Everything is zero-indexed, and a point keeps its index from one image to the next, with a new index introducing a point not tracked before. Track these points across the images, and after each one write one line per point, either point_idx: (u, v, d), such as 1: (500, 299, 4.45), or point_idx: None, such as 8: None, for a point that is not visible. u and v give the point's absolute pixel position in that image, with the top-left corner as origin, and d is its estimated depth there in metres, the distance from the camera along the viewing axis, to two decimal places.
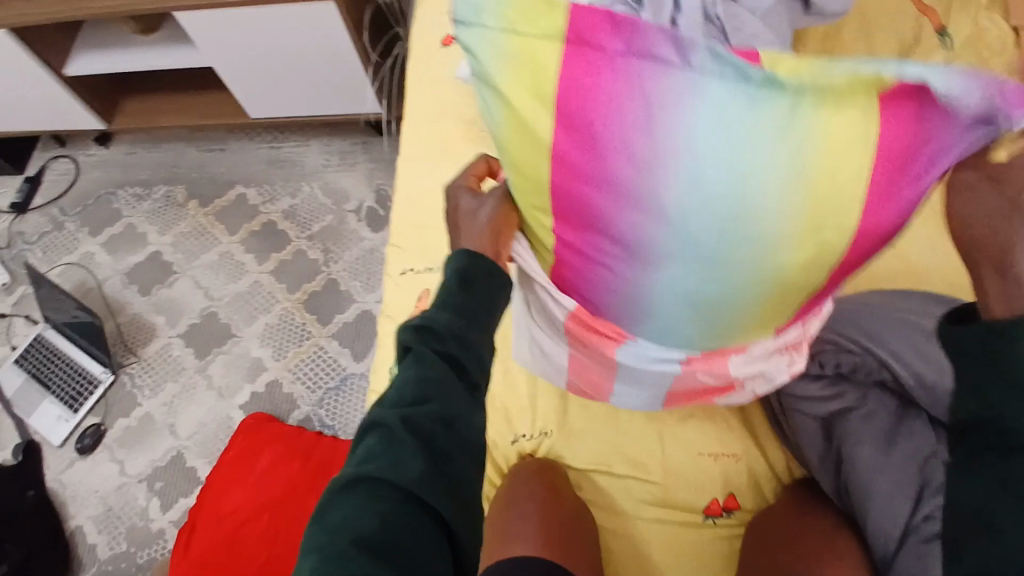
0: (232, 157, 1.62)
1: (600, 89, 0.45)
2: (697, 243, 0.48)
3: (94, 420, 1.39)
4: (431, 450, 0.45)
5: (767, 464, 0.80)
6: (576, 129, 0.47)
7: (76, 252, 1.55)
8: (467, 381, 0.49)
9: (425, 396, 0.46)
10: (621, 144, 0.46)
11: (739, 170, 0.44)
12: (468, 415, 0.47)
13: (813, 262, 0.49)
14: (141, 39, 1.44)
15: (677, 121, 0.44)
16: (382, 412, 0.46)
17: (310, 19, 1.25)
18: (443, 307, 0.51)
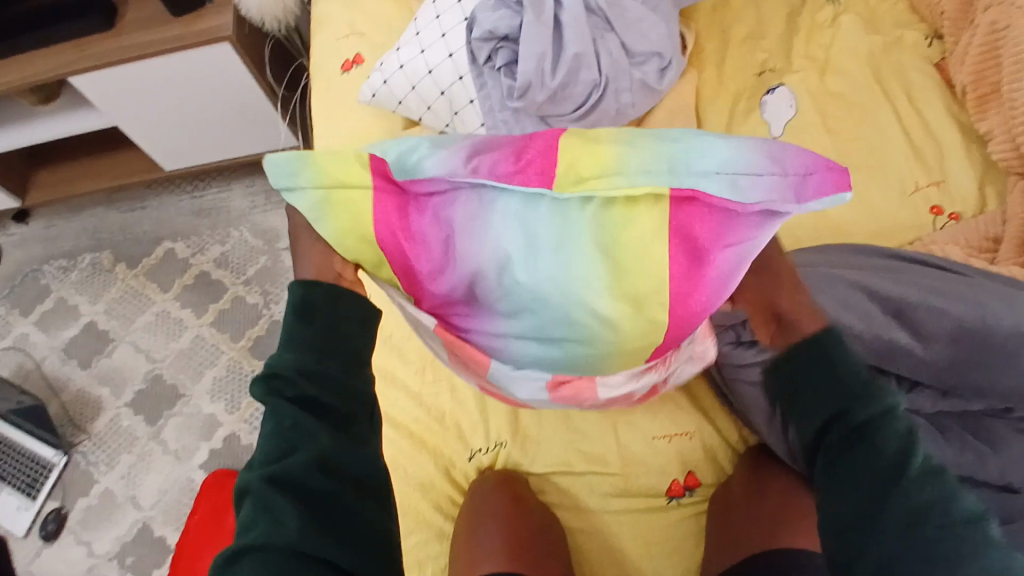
0: (156, 214, 1.57)
1: (416, 226, 0.55)
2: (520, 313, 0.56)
3: (54, 505, 1.34)
4: (310, 501, 0.45)
5: (719, 437, 0.81)
6: (403, 263, 0.56)
7: (8, 336, 1.49)
8: (332, 418, 0.48)
9: (288, 448, 0.46)
10: (444, 268, 0.56)
11: (542, 249, 0.53)
12: (346, 452, 0.47)
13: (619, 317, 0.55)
14: (41, 109, 1.39)
15: (489, 241, 0.54)
16: (248, 479, 0.46)
17: (209, 63, 1.23)
18: (287, 348, 0.49)
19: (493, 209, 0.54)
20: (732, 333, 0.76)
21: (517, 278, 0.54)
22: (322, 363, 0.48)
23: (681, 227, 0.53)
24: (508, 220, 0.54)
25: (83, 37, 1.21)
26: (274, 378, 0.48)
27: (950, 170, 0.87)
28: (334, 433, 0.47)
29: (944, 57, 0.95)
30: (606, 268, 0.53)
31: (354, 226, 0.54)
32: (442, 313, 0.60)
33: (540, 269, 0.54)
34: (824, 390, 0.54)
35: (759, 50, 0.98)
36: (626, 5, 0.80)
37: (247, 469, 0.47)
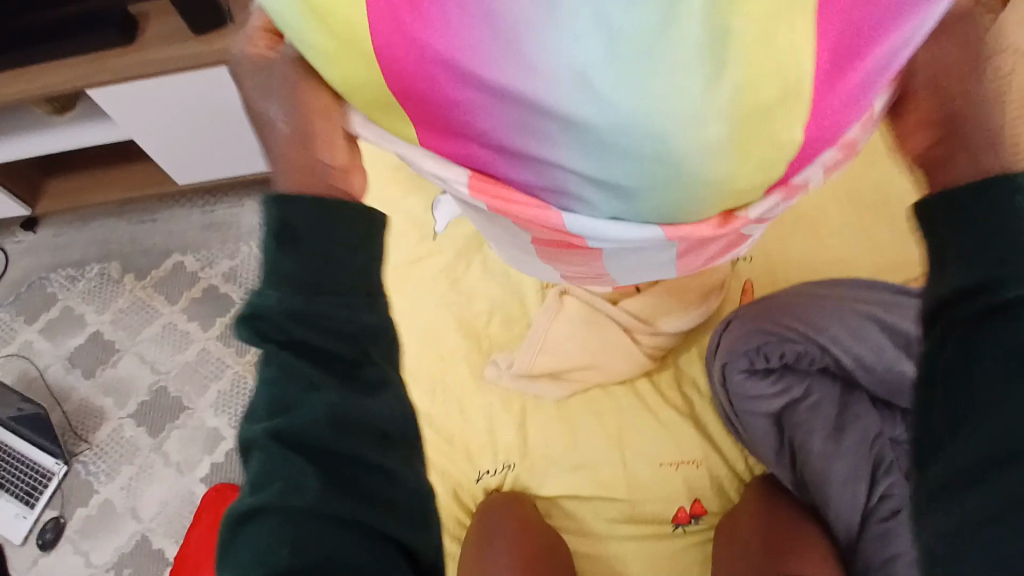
0: (165, 226, 1.58)
1: (448, 34, 0.39)
2: (593, 140, 0.41)
3: (52, 515, 1.33)
4: (309, 439, 0.50)
5: (726, 465, 0.82)
6: (429, 90, 0.42)
7: (13, 342, 1.50)
8: (329, 362, 0.51)
9: (293, 396, 0.50)
10: (494, 94, 0.40)
11: (629, 66, 0.38)
12: (355, 405, 0.51)
13: (721, 135, 0.40)
14: (57, 119, 1.41)
15: (545, 47, 0.38)
16: (255, 433, 0.51)
17: (229, 81, 1.25)
18: (276, 284, 0.50)
19: (542, 2, 0.37)
20: (746, 359, 0.73)
21: (581, 87, 0.38)
22: (318, 299, 0.50)
23: (831, 27, 0.38)
24: (574, 21, 0.37)
25: (104, 49, 1.22)
26: (264, 318, 0.50)
27: None
28: (334, 380, 0.51)
29: None
30: (724, 85, 0.38)
31: (342, 41, 0.41)
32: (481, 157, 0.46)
33: (597, 60, 0.38)
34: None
35: None
36: None
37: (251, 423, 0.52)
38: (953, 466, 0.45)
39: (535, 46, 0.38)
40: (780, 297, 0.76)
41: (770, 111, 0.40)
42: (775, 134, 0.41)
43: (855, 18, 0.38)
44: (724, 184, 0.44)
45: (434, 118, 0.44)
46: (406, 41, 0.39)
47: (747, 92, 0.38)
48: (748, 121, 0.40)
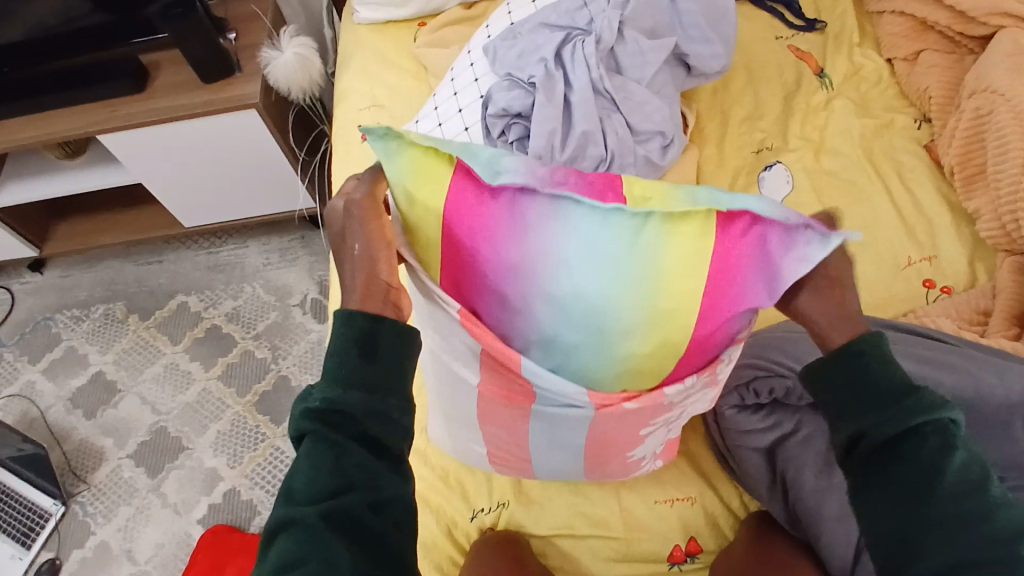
0: (171, 267, 1.61)
1: (482, 220, 0.56)
2: (567, 306, 0.56)
3: (48, 556, 1.32)
4: (344, 522, 0.46)
5: (721, 502, 0.81)
6: (464, 245, 0.57)
7: (16, 382, 1.51)
8: (383, 454, 0.49)
9: (338, 476, 0.46)
10: (503, 271, 0.56)
11: (603, 262, 0.54)
12: (395, 492, 0.49)
13: (650, 310, 0.55)
14: (68, 164, 1.45)
15: (549, 246, 0.55)
16: (298, 510, 0.46)
17: (236, 126, 1.29)
18: (338, 384, 0.49)
19: (553, 235, 0.54)
20: (736, 395, 0.76)
21: (565, 252, 0.54)
22: (379, 399, 0.49)
23: (728, 251, 0.53)
24: (578, 233, 0.54)
25: (116, 98, 1.27)
26: (323, 409, 0.48)
27: (941, 247, 0.91)
28: (385, 470, 0.49)
29: (933, 139, 1.00)
30: (654, 285, 0.54)
31: (426, 198, 0.57)
32: (473, 291, 0.59)
33: (585, 272, 0.54)
34: (868, 406, 0.51)
35: (757, 130, 1.02)
36: (631, 90, 0.83)
37: (286, 502, 0.48)
38: None
39: (550, 248, 0.55)
40: (765, 337, 0.77)
41: (681, 307, 0.55)
42: (680, 325, 0.56)
43: (732, 261, 0.53)
44: (636, 361, 0.58)
45: (451, 271, 0.60)
46: (463, 216, 0.57)
47: (667, 297, 0.54)
48: (677, 290, 0.54)
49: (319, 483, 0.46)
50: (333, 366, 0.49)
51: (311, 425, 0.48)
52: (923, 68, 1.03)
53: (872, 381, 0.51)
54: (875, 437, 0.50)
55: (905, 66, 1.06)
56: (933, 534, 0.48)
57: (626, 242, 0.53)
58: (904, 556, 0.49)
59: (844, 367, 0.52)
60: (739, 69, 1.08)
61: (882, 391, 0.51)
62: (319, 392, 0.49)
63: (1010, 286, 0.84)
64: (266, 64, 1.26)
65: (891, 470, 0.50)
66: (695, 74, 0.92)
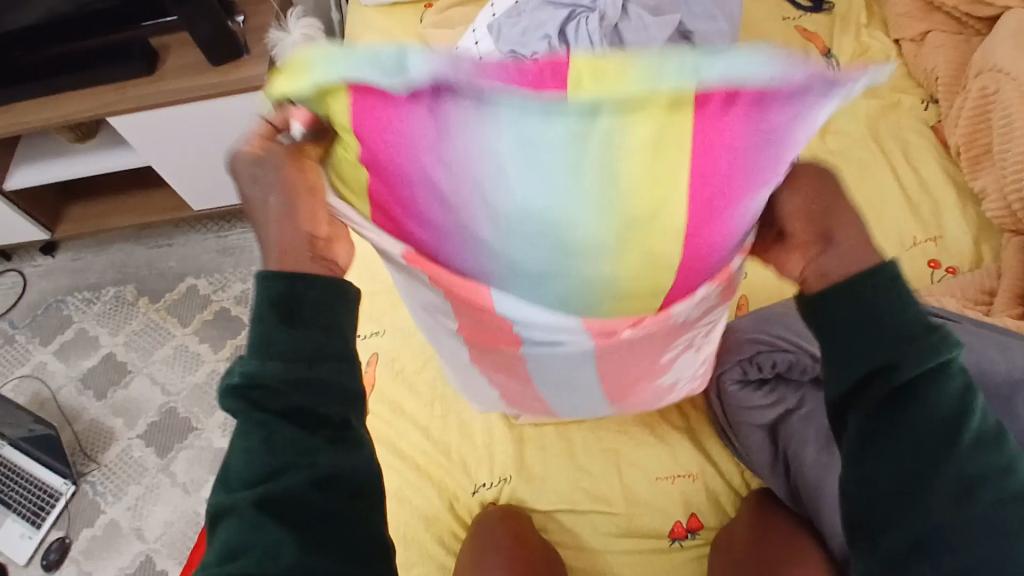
0: (180, 250, 1.63)
1: (399, 129, 0.46)
2: (523, 220, 0.47)
3: (58, 534, 1.35)
4: (284, 496, 0.46)
5: (723, 479, 0.82)
6: (388, 167, 0.49)
7: (28, 363, 1.53)
8: (317, 421, 0.49)
9: (278, 453, 0.47)
10: (442, 199, 0.49)
11: (557, 160, 0.45)
12: (342, 464, 0.49)
13: (617, 222, 0.47)
14: (79, 147, 1.47)
15: (480, 147, 0.45)
16: (233, 497, 0.46)
17: (244, 109, 1.30)
18: (254, 354, 0.48)
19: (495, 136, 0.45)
20: (739, 369, 0.76)
21: (506, 151, 0.45)
22: (295, 369, 0.49)
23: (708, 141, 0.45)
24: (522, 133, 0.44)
25: (125, 80, 1.28)
26: (251, 386, 0.47)
27: (946, 227, 0.91)
28: (325, 445, 0.49)
29: (940, 120, 0.99)
30: (615, 186, 0.46)
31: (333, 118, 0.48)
32: (408, 218, 0.52)
33: (529, 176, 0.46)
34: (877, 345, 0.50)
35: None
36: None
37: (224, 490, 0.47)
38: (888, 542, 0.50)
39: (484, 151, 0.45)
40: (772, 310, 0.77)
41: (659, 216, 0.48)
42: (660, 232, 0.49)
43: (707, 170, 0.46)
44: (616, 277, 0.51)
45: (383, 205, 0.52)
46: (376, 127, 0.47)
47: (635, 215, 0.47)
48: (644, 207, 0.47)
49: (257, 466, 0.46)
50: (272, 338, 0.49)
51: (249, 402, 0.47)
52: (930, 48, 1.02)
53: (881, 315, 0.51)
54: (886, 377, 0.51)
55: (913, 46, 1.05)
56: (902, 497, 0.50)
57: (586, 139, 0.44)
58: (879, 507, 0.51)
59: (852, 297, 0.52)
60: None
61: (897, 328, 0.50)
62: (249, 367, 0.48)
63: (1015, 265, 0.83)
64: (272, 46, 1.27)
65: (904, 417, 0.50)
66: None
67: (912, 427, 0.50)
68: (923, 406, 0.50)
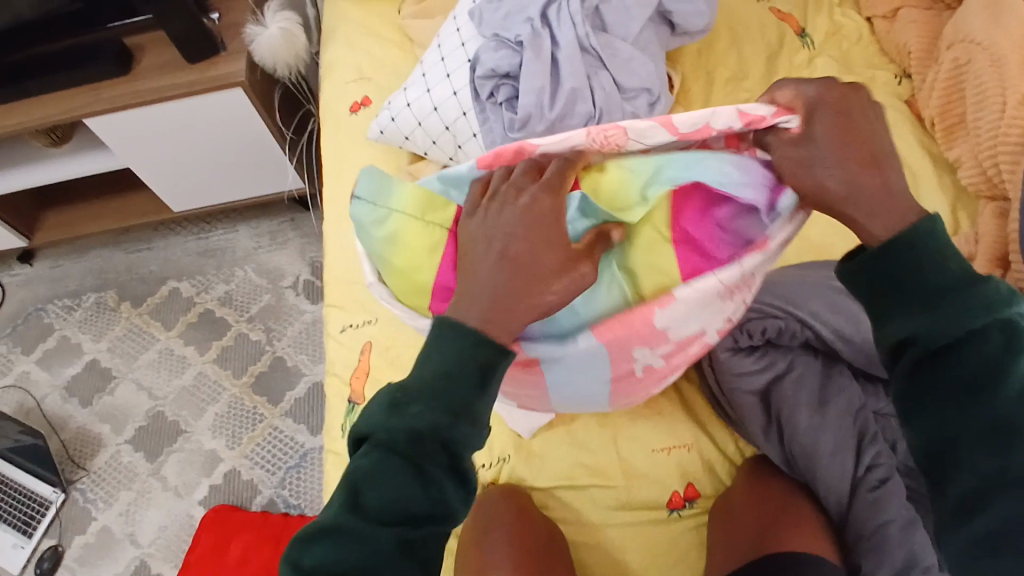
0: (161, 253, 1.61)
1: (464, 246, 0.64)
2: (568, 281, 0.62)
3: (50, 543, 1.33)
4: (414, 538, 0.49)
5: (717, 449, 0.83)
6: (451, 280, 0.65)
7: (10, 373, 1.51)
8: (460, 472, 0.51)
9: (425, 500, 0.49)
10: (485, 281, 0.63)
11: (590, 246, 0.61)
12: (444, 490, 0.50)
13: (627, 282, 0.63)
14: (53, 152, 1.45)
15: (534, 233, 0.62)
16: (358, 515, 0.48)
17: (221, 108, 1.29)
18: (419, 390, 0.51)
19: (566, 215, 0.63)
20: (731, 337, 0.77)
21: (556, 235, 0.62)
22: (440, 400, 0.50)
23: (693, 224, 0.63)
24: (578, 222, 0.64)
25: (100, 81, 1.27)
26: (416, 430, 0.50)
27: (924, 195, 0.93)
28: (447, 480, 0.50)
29: (913, 94, 1.03)
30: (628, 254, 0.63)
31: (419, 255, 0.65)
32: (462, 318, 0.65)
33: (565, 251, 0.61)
34: (918, 296, 0.52)
35: (741, 89, 1.04)
36: (618, 47, 0.85)
37: (352, 511, 0.49)
38: (963, 490, 0.49)
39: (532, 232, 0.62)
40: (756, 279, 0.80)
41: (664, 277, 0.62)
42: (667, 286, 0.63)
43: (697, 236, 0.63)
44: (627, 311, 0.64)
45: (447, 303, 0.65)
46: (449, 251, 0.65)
47: (647, 279, 0.63)
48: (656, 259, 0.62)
49: (404, 508, 0.49)
50: (450, 394, 0.50)
51: (407, 446, 0.49)
52: (901, 24, 1.04)
53: (921, 269, 0.52)
54: (933, 333, 0.51)
55: (886, 23, 1.08)
56: (993, 448, 0.49)
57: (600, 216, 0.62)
58: (944, 462, 0.51)
59: (885, 252, 0.53)
60: (723, 30, 1.10)
61: (933, 272, 0.51)
62: (426, 412, 0.50)
63: (992, 229, 0.85)
64: (251, 41, 1.26)
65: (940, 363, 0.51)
66: (679, 32, 0.93)
67: (961, 371, 0.50)
68: (978, 350, 0.50)
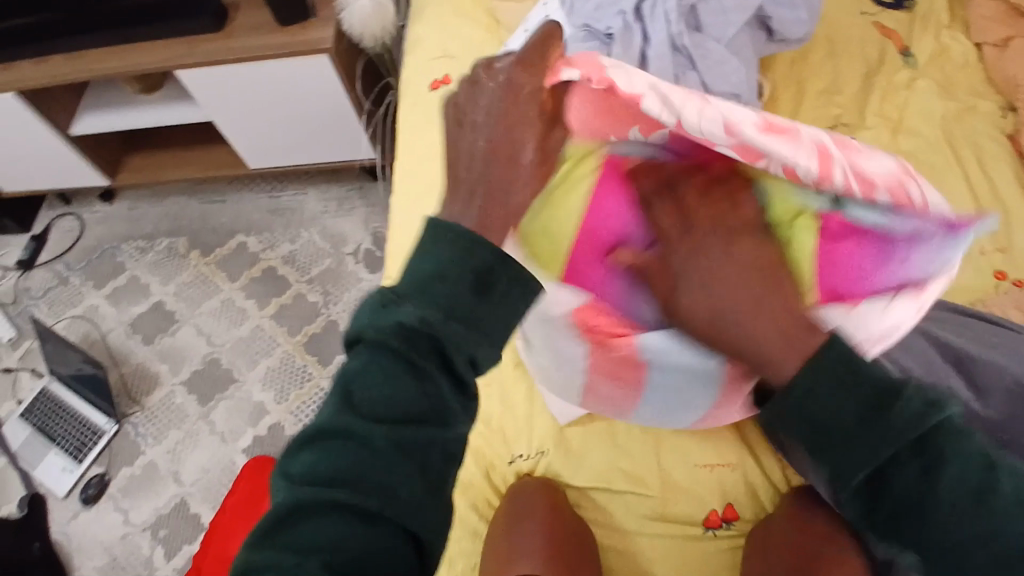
0: (233, 207, 1.66)
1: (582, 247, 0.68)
2: None
3: (98, 471, 1.39)
4: (410, 443, 0.42)
5: (763, 474, 0.81)
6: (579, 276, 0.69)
7: (80, 305, 1.58)
8: (456, 378, 0.45)
9: (418, 398, 0.43)
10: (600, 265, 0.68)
11: None
12: (433, 393, 0.43)
13: None
14: (143, 98, 1.50)
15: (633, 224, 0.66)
16: (356, 421, 0.42)
17: (305, 73, 1.31)
18: (416, 296, 0.44)
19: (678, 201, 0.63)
20: None
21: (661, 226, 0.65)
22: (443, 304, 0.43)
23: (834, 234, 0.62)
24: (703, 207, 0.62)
25: (196, 35, 1.31)
26: (408, 328, 0.43)
27: (1016, 237, 0.88)
28: (439, 384, 0.44)
29: (1016, 129, 0.97)
30: None
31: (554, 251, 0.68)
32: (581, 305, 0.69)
33: None
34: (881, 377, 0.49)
35: (833, 105, 1.00)
36: (710, 48, 0.82)
37: (349, 411, 0.43)
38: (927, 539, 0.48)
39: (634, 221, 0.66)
40: None
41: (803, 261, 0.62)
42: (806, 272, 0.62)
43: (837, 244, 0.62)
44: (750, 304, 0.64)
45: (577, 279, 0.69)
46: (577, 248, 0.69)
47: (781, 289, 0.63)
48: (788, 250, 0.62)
49: (398, 407, 0.42)
50: (443, 293, 0.44)
51: (396, 341, 0.43)
52: (1012, 54, 0.99)
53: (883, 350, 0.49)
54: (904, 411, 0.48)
55: (995, 51, 1.02)
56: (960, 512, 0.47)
57: None
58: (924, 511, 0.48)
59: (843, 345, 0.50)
60: (820, 41, 1.06)
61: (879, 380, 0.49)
62: (414, 308, 0.43)
63: None
64: (342, 10, 1.28)
65: (812, 399, 0.50)
66: (776, 38, 0.90)
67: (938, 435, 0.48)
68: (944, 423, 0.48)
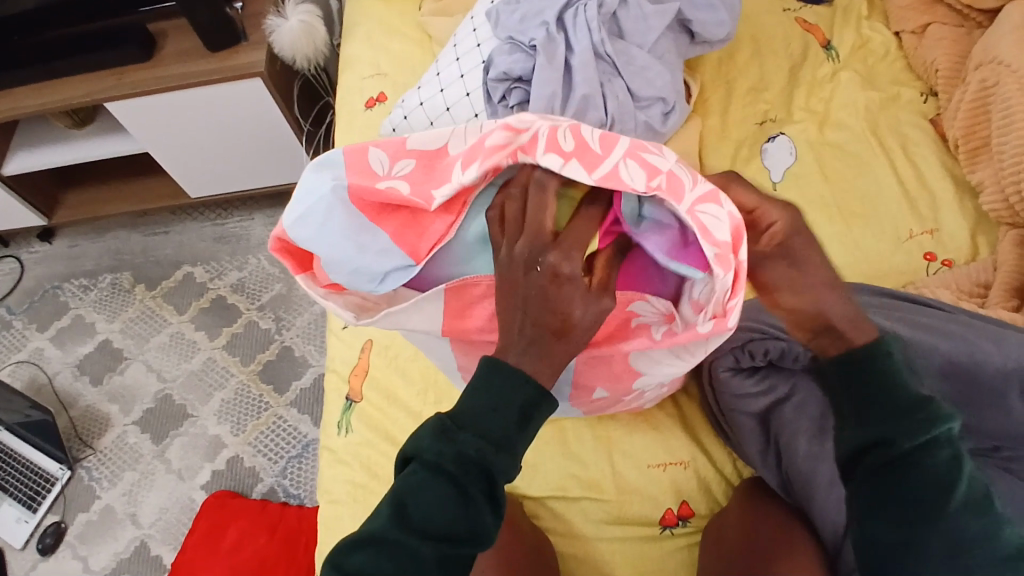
0: (177, 238, 1.63)
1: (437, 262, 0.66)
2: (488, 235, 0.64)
3: (53, 519, 1.35)
4: (449, 559, 0.50)
5: (714, 468, 0.82)
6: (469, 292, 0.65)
7: (24, 349, 1.53)
8: (494, 503, 0.52)
9: (459, 521, 0.50)
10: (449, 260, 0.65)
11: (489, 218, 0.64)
12: (476, 505, 0.51)
13: None
14: (74, 133, 1.47)
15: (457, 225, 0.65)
16: (400, 533, 0.49)
17: (241, 97, 1.29)
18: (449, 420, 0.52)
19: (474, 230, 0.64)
20: (732, 357, 0.75)
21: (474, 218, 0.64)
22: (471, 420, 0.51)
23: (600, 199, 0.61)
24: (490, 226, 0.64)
25: (123, 65, 1.28)
26: (462, 456, 0.51)
27: (943, 218, 0.91)
28: (476, 503, 0.51)
29: (938, 113, 1.00)
30: None
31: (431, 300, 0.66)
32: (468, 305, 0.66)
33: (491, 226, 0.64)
34: (888, 419, 0.55)
35: (761, 102, 1.02)
36: (632, 54, 0.83)
37: (396, 523, 0.50)
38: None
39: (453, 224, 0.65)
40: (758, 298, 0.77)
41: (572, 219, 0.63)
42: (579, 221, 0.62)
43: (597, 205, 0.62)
44: None
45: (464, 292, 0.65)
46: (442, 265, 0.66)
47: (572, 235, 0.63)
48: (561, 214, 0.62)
49: (440, 529, 0.50)
50: (491, 424, 0.51)
51: (449, 466, 0.50)
52: (930, 40, 1.02)
53: (894, 392, 0.56)
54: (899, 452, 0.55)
55: (913, 38, 1.05)
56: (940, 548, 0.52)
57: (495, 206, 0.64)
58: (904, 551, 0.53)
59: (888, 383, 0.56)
60: (745, 40, 1.08)
61: (891, 408, 0.55)
62: (471, 438, 0.51)
63: (1011, 258, 0.84)
64: (271, 32, 1.26)
65: (892, 395, 0.56)
66: (699, 41, 0.92)
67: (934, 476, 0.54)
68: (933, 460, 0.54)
